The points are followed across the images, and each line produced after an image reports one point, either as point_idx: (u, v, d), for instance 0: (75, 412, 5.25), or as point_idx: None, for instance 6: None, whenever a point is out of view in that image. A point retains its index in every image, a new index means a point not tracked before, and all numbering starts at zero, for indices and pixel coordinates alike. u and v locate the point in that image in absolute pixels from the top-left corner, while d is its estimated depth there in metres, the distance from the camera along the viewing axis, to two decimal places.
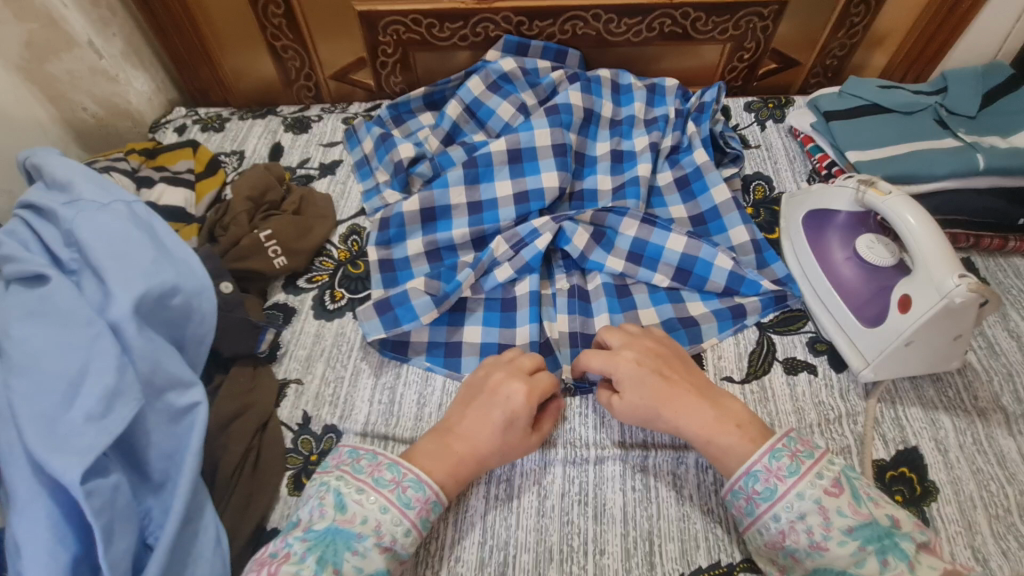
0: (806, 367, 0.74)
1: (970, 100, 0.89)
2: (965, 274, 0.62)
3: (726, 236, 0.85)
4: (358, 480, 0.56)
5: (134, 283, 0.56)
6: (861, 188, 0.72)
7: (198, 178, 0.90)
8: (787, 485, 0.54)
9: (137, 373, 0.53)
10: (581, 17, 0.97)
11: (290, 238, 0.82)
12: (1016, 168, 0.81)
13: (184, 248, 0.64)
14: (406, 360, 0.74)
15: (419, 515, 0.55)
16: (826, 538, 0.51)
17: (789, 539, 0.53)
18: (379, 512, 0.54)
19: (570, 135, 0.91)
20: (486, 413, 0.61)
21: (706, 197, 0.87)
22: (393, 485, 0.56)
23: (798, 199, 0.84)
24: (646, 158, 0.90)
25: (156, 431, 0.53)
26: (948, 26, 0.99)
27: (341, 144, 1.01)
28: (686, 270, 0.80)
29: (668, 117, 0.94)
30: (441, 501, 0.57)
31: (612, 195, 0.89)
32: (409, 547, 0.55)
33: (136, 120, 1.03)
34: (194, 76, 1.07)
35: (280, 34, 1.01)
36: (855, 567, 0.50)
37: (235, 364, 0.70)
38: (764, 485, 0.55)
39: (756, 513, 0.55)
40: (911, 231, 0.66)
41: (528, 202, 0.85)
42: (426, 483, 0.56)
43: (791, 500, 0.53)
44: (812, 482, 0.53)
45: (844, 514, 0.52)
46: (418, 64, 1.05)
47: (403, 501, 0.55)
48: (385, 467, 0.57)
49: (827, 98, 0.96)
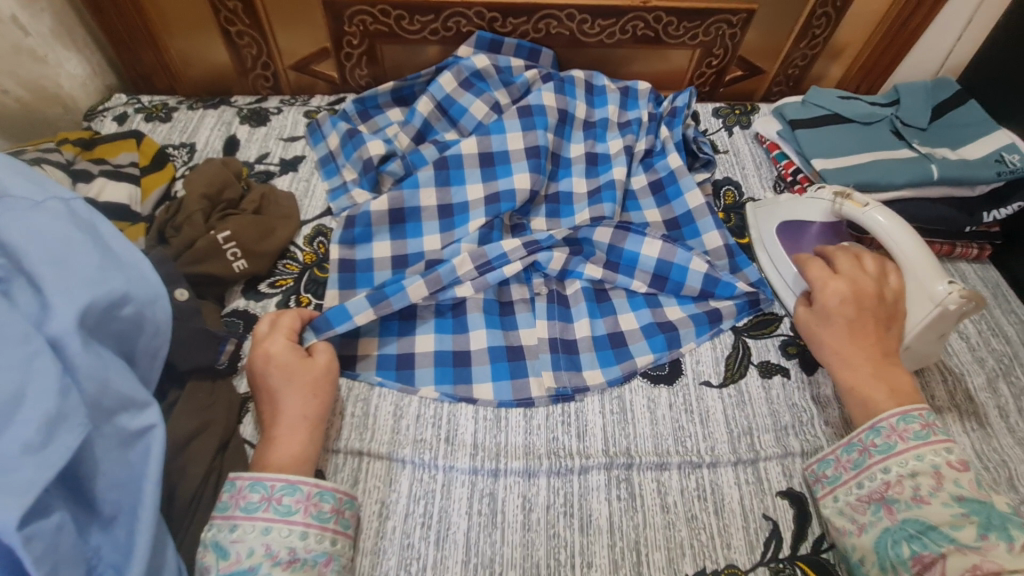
0: (779, 370, 0.75)
1: (922, 113, 0.94)
2: (953, 281, 0.65)
3: (700, 240, 0.85)
4: (227, 519, 0.52)
5: (78, 292, 0.50)
6: (838, 201, 0.74)
7: (143, 174, 0.83)
8: (908, 445, 0.57)
9: (83, 395, 0.47)
10: (555, 16, 0.96)
11: (250, 240, 0.76)
12: (966, 179, 0.86)
13: (134, 253, 0.58)
14: (355, 375, 0.70)
15: (309, 513, 0.54)
16: (930, 494, 0.54)
17: (891, 490, 0.56)
18: (262, 535, 0.51)
19: (547, 136, 0.88)
20: (278, 400, 0.60)
21: (680, 201, 0.88)
22: (266, 504, 0.53)
23: (767, 210, 0.85)
24: (621, 161, 0.89)
25: (106, 459, 0.48)
26: (899, 41, 1.04)
27: (304, 139, 0.95)
28: (663, 275, 0.79)
29: (642, 120, 0.95)
30: (326, 488, 0.56)
31: (589, 200, 0.88)
32: (317, 545, 0.53)
33: (68, 107, 0.93)
34: (135, 60, 0.98)
35: (235, 19, 0.94)
36: (950, 528, 0.51)
37: (191, 379, 0.63)
38: (883, 440, 0.58)
39: (865, 463, 0.59)
40: (895, 241, 0.69)
41: (499, 203, 0.83)
42: (298, 483, 0.54)
43: (907, 459, 0.56)
44: (936, 451, 0.56)
45: (960, 484, 0.54)
46: (385, 57, 1.00)
47: (283, 511, 0.53)
48: (248, 491, 0.53)
49: (792, 107, 0.99)
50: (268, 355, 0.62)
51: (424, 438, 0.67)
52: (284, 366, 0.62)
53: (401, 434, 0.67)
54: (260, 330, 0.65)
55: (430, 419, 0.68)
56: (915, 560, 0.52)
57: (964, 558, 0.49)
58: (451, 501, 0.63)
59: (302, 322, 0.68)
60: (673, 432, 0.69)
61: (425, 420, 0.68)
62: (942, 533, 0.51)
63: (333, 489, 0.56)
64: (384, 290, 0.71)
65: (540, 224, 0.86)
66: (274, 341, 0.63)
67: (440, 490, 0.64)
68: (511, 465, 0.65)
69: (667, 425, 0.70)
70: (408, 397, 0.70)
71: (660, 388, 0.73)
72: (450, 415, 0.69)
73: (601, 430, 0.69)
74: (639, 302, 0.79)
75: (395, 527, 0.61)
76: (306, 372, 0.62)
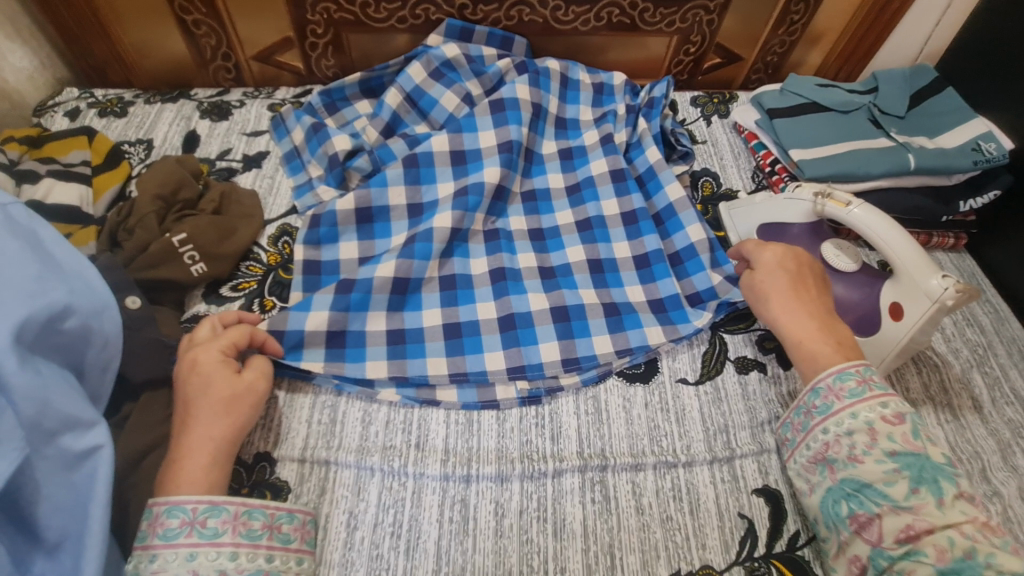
0: (756, 365, 0.74)
1: (899, 101, 0.93)
2: (949, 274, 0.63)
3: (683, 234, 0.81)
4: (144, 549, 0.48)
5: (15, 306, 0.47)
6: (820, 200, 0.74)
7: (95, 173, 0.79)
8: (844, 404, 0.57)
9: (19, 417, 0.44)
10: (527, 2, 0.93)
11: (209, 242, 0.73)
12: (942, 169, 0.85)
13: (78, 260, 0.55)
14: (313, 382, 0.68)
15: (237, 532, 0.51)
16: (864, 453, 0.55)
17: (830, 451, 0.57)
18: (187, 562, 0.48)
19: (521, 130, 0.86)
20: None
21: (661, 196, 0.85)
22: (188, 529, 0.49)
23: (744, 211, 0.84)
24: (598, 155, 0.89)
25: (48, 483, 0.45)
26: (878, 27, 1.02)
27: (268, 134, 0.92)
28: (658, 298, 0.77)
29: (618, 113, 0.93)
30: (254, 505, 0.53)
31: (568, 198, 0.87)
32: (249, 564, 0.50)
33: (15, 102, 0.88)
34: (87, 52, 0.93)
35: (191, 8, 0.89)
36: (884, 485, 0.52)
37: (146, 391, 0.61)
38: (822, 401, 0.59)
39: (810, 425, 0.60)
40: (881, 238, 0.68)
41: (468, 197, 0.80)
42: (224, 503, 0.51)
43: (843, 418, 0.57)
44: (871, 407, 0.56)
45: (893, 439, 0.54)
46: (352, 46, 0.96)
47: (209, 534, 0.50)
48: (165, 517, 0.49)
49: (770, 95, 0.97)
50: (197, 362, 0.58)
51: (394, 445, 0.65)
52: (205, 374, 0.57)
53: (370, 441, 0.65)
54: (204, 336, 0.61)
55: (400, 425, 0.67)
56: (852, 518, 0.53)
57: (898, 519, 0.50)
58: (421, 509, 0.61)
59: (251, 342, 0.63)
60: (649, 431, 0.68)
61: (395, 426, 0.66)
62: (877, 491, 0.52)
63: (263, 505, 0.53)
64: (345, 356, 0.69)
65: (519, 221, 0.83)
66: (207, 349, 0.59)
67: (410, 498, 0.62)
68: (483, 470, 0.63)
69: (642, 424, 0.68)
70: (378, 402, 0.68)
71: (635, 387, 0.71)
72: (421, 419, 0.67)
73: (576, 431, 0.67)
74: (625, 301, 0.77)
75: (364, 537, 0.59)
76: (228, 386, 0.57)
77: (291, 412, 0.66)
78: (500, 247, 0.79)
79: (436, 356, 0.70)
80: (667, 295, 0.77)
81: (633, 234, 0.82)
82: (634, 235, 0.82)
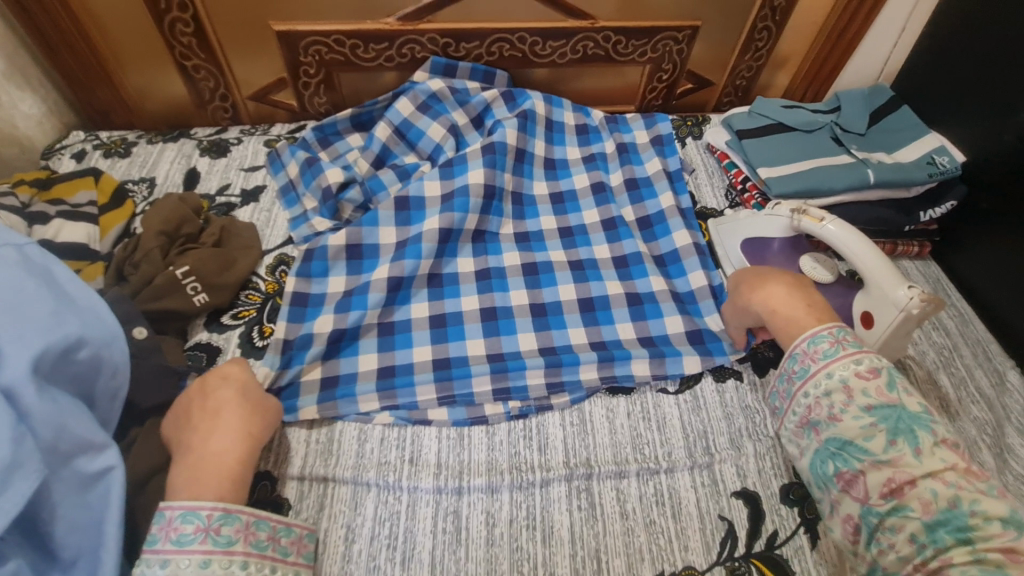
0: (733, 373, 0.78)
1: (859, 119, 0.99)
2: (914, 285, 0.68)
3: (686, 280, 0.86)
4: (155, 555, 0.50)
5: (32, 339, 0.51)
6: (796, 216, 0.78)
7: (102, 212, 0.84)
8: (819, 365, 0.62)
9: (38, 441, 0.48)
10: (507, 39, 0.99)
11: (210, 272, 0.77)
12: (899, 182, 0.90)
13: (90, 294, 0.59)
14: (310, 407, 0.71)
15: (248, 542, 0.54)
16: (842, 411, 0.59)
17: (812, 413, 0.62)
18: (200, 569, 0.50)
19: (504, 176, 0.92)
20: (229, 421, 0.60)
21: (667, 240, 0.90)
22: (202, 535, 0.51)
23: (730, 227, 0.89)
24: (589, 203, 0.94)
25: (64, 503, 0.49)
26: (838, 51, 1.07)
27: (264, 168, 0.97)
28: (648, 335, 0.80)
29: (608, 154, 1.00)
30: (262, 517, 0.56)
31: (561, 239, 0.90)
32: (257, 573, 0.53)
33: (24, 146, 0.93)
34: (93, 98, 0.99)
35: (190, 54, 0.95)
36: (863, 440, 0.56)
37: (153, 416, 0.64)
38: (800, 365, 0.64)
39: (792, 390, 0.64)
40: (852, 251, 0.72)
41: (446, 244, 0.85)
42: (238, 512, 0.54)
43: (820, 379, 0.61)
44: (845, 366, 0.60)
45: (868, 394, 0.58)
46: (343, 84, 1.02)
47: (223, 541, 0.52)
48: (179, 522, 0.51)
49: (739, 117, 1.03)
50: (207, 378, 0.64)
51: (389, 461, 0.68)
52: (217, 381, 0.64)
53: (366, 457, 0.68)
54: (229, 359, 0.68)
55: (394, 441, 0.70)
56: (839, 476, 0.58)
57: (880, 473, 0.54)
58: (415, 521, 0.64)
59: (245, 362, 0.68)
60: (632, 439, 0.71)
61: (389, 442, 0.70)
62: (858, 447, 0.57)
63: (268, 516, 0.56)
64: (334, 393, 0.72)
65: (512, 257, 0.87)
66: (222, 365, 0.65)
67: (404, 511, 0.65)
68: (474, 481, 0.67)
69: (625, 433, 0.72)
70: (371, 425, 0.71)
71: (618, 398, 0.75)
72: (414, 436, 0.71)
73: (562, 442, 0.71)
74: (615, 339, 0.79)
75: (361, 550, 0.62)
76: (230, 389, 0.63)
77: (289, 433, 0.70)
78: (490, 285, 0.83)
79: (425, 379, 0.74)
80: (657, 334, 0.80)
81: (625, 276, 0.86)
82: (626, 278, 0.86)
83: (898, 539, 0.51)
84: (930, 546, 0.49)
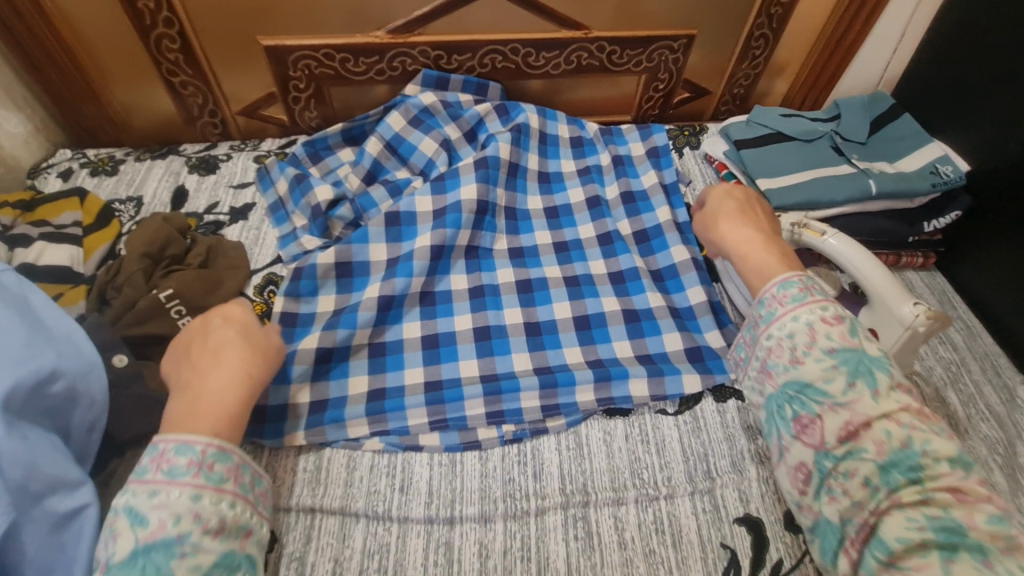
0: (734, 393, 0.75)
1: (859, 128, 0.97)
2: (919, 301, 0.66)
3: (684, 295, 0.84)
4: (145, 483, 0.48)
5: (3, 374, 0.49)
6: (796, 230, 0.76)
7: (86, 233, 0.82)
8: (786, 309, 0.59)
9: (6, 482, 0.45)
10: (499, 51, 0.97)
11: (195, 295, 0.75)
12: (903, 192, 0.88)
13: (66, 323, 0.58)
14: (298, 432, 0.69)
15: (238, 483, 0.53)
16: (805, 353, 0.56)
17: (773, 355, 0.59)
18: (191, 502, 0.48)
19: (497, 191, 0.90)
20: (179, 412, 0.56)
21: (664, 254, 0.88)
22: (195, 469, 0.50)
23: None
24: (584, 218, 0.92)
25: (33, 548, 0.46)
26: (836, 58, 1.05)
27: (253, 185, 0.95)
28: (647, 353, 0.78)
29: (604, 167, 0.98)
30: (251, 462, 0.55)
31: (556, 254, 0.88)
32: (243, 515, 0.52)
33: (10, 166, 0.92)
34: (80, 116, 0.97)
35: (177, 70, 0.94)
36: (822, 382, 0.54)
37: (132, 447, 0.62)
38: (768, 308, 0.61)
39: (756, 332, 0.62)
40: (856, 266, 0.70)
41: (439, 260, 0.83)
42: (231, 452, 0.53)
43: (785, 321, 0.58)
44: (811, 310, 0.58)
45: (831, 337, 0.55)
46: (334, 98, 1.01)
47: (214, 479, 0.51)
48: (173, 454, 0.50)
49: (737, 127, 1.01)
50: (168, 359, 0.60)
51: (378, 490, 0.66)
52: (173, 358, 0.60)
53: (355, 487, 0.66)
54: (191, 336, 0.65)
55: (384, 469, 0.68)
56: (795, 421, 0.55)
57: (838, 416, 0.52)
58: (405, 554, 0.62)
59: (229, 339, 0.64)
60: (630, 464, 0.69)
61: (379, 470, 0.68)
62: (816, 390, 0.54)
63: (256, 464, 0.55)
64: (322, 416, 0.70)
65: (505, 274, 0.84)
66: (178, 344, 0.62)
67: (394, 543, 0.63)
68: (467, 511, 0.65)
69: (624, 457, 0.70)
70: (360, 450, 0.69)
71: (616, 420, 0.73)
72: (405, 463, 0.68)
73: (558, 468, 0.68)
74: (612, 358, 0.77)
75: None
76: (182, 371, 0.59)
77: (276, 460, 0.68)
78: (484, 304, 0.81)
79: (415, 403, 0.72)
80: (656, 351, 0.78)
81: (621, 291, 0.84)
82: (622, 294, 0.84)
83: (851, 484, 0.50)
84: (883, 489, 0.48)
